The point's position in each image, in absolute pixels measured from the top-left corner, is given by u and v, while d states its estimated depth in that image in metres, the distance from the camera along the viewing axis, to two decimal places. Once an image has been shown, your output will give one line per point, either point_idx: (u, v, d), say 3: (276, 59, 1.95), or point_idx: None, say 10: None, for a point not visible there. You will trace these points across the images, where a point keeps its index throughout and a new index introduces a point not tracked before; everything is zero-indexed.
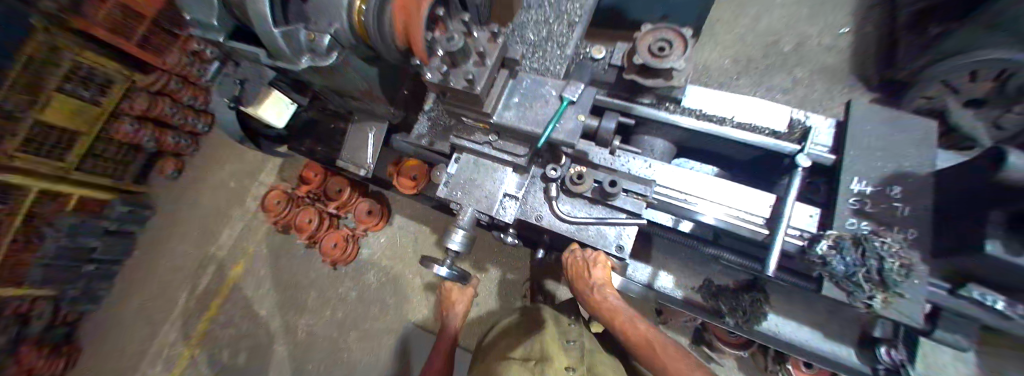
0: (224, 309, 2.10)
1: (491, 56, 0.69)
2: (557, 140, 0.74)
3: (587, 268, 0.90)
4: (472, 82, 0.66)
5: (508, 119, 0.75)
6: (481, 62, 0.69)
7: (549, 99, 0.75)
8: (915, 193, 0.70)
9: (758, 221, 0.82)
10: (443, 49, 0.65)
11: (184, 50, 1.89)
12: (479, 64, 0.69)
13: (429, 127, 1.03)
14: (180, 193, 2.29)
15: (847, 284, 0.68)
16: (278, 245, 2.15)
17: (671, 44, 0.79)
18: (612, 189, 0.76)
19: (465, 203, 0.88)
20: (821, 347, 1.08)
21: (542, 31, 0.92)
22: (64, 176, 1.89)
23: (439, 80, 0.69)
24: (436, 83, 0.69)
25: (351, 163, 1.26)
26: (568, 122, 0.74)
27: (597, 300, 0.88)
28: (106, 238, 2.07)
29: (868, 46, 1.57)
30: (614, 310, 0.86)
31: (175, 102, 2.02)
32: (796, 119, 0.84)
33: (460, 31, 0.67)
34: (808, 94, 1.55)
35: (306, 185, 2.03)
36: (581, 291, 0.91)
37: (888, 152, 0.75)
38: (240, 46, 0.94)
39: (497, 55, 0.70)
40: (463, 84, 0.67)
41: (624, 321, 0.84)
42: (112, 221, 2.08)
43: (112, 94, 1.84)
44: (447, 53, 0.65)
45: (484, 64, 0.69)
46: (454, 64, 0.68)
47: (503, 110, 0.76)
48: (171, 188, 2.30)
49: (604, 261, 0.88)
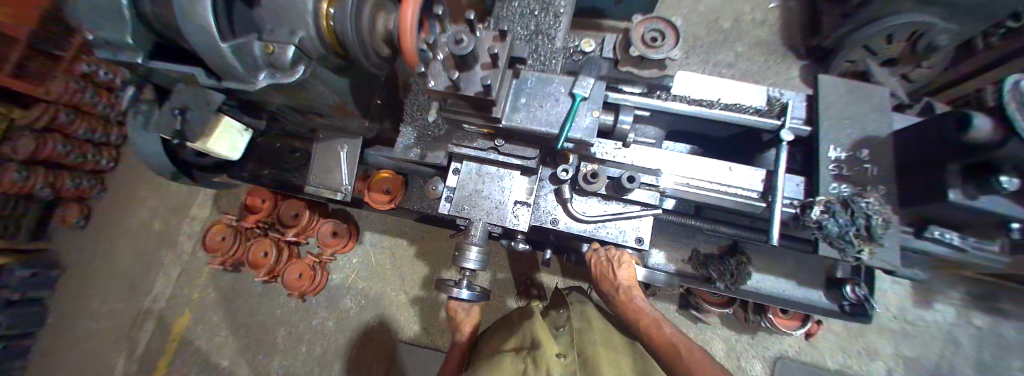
0: (174, 367, 1.81)
1: (501, 57, 0.65)
2: (575, 139, 0.75)
3: (610, 271, 0.96)
4: (489, 88, 0.62)
5: (519, 121, 0.73)
6: (490, 65, 0.65)
7: (558, 97, 0.75)
8: (880, 154, 0.81)
9: (754, 195, 0.88)
10: (452, 52, 0.60)
11: (70, 73, 1.56)
12: (488, 67, 0.66)
13: (415, 139, 0.95)
14: (91, 245, 1.89)
15: (839, 243, 0.76)
16: (231, 286, 1.88)
17: (662, 34, 0.82)
18: (631, 184, 0.79)
19: (474, 217, 0.84)
20: (795, 293, 1.19)
21: (529, 24, 0.86)
22: None
23: (445, 87, 0.65)
24: (442, 91, 0.65)
25: (323, 187, 1.14)
26: (584, 118, 0.76)
27: (623, 299, 0.95)
28: (8, 312, 1.66)
29: (791, 19, 1.75)
30: (638, 309, 0.93)
31: (67, 138, 1.66)
32: (774, 96, 0.91)
33: (464, 31, 0.61)
34: (749, 67, 1.70)
35: (252, 215, 1.75)
36: (608, 290, 0.98)
37: (855, 118, 0.85)
38: (165, 65, 0.78)
39: (507, 54, 0.67)
40: (477, 89, 0.64)
41: (650, 321, 0.89)
42: (9, 290, 1.67)
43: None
44: (456, 57, 0.60)
45: (495, 66, 0.65)
46: (462, 67, 0.64)
47: (512, 113, 0.74)
48: (76, 243, 1.89)
49: (628, 260, 0.95)
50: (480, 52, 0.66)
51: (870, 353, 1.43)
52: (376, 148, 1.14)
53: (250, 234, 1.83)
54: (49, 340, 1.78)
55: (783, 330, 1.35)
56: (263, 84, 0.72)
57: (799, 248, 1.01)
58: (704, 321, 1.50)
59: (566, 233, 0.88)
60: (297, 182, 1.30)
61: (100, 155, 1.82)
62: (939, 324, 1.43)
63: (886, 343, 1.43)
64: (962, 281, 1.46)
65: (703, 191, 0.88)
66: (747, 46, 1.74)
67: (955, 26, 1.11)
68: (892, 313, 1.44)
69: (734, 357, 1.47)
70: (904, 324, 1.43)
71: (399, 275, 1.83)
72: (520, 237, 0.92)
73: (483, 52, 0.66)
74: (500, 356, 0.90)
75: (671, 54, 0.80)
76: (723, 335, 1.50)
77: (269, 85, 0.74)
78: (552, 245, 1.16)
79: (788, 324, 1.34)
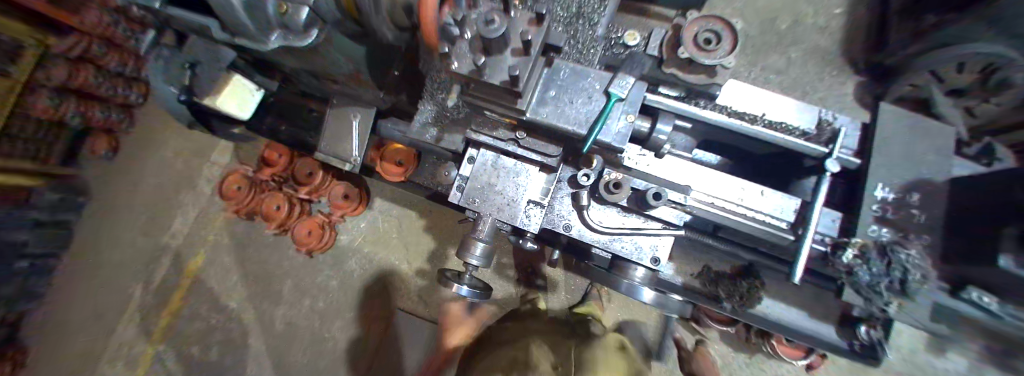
0: (187, 302, 1.92)
1: (535, 44, 0.59)
2: (602, 143, 0.69)
3: None
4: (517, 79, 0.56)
5: (544, 115, 0.67)
6: (522, 51, 0.58)
7: (592, 94, 0.68)
8: (931, 200, 0.74)
9: (782, 225, 0.80)
10: (480, 34, 0.53)
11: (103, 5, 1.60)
12: (519, 53, 0.59)
13: (434, 118, 0.88)
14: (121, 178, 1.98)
15: (867, 292, 0.71)
16: (243, 234, 1.95)
17: (717, 36, 0.75)
18: (657, 201, 0.73)
19: (484, 212, 0.80)
20: (806, 324, 1.13)
21: (570, 5, 0.76)
22: None
23: (468, 70, 0.59)
24: (465, 74, 0.59)
25: (335, 156, 1.11)
26: (618, 123, 0.70)
27: None
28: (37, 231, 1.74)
29: (854, 27, 1.59)
30: None
31: (100, 70, 1.68)
32: (826, 120, 0.82)
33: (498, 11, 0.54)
34: (800, 75, 1.56)
35: (269, 167, 1.79)
36: None
37: (912, 157, 0.77)
38: (181, 14, 0.75)
39: (541, 42, 0.60)
40: (504, 78, 0.58)
41: None
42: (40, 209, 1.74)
43: (24, 60, 1.51)
44: (484, 40, 0.53)
45: (526, 53, 0.58)
46: (489, 50, 0.58)
47: (539, 106, 0.67)
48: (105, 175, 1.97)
49: None
50: (512, 37, 0.59)
51: None
52: (391, 121, 1.08)
53: (264, 187, 1.87)
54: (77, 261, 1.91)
55: (784, 357, 1.30)
56: (274, 46, 0.71)
57: (818, 284, 0.98)
58: (702, 335, 1.47)
59: (578, 240, 0.84)
60: (310, 144, 1.29)
61: (130, 90, 1.83)
62: None
63: None
64: None
65: (732, 215, 0.80)
66: (802, 51, 1.59)
67: None
68: (897, 356, 1.39)
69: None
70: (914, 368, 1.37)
71: (404, 245, 1.85)
72: (529, 236, 0.88)
73: (516, 35, 0.59)
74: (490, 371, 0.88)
75: (726, 62, 0.73)
76: (720, 352, 1.46)
77: (279, 47, 0.72)
78: (563, 244, 1.09)
79: (793, 353, 1.28)
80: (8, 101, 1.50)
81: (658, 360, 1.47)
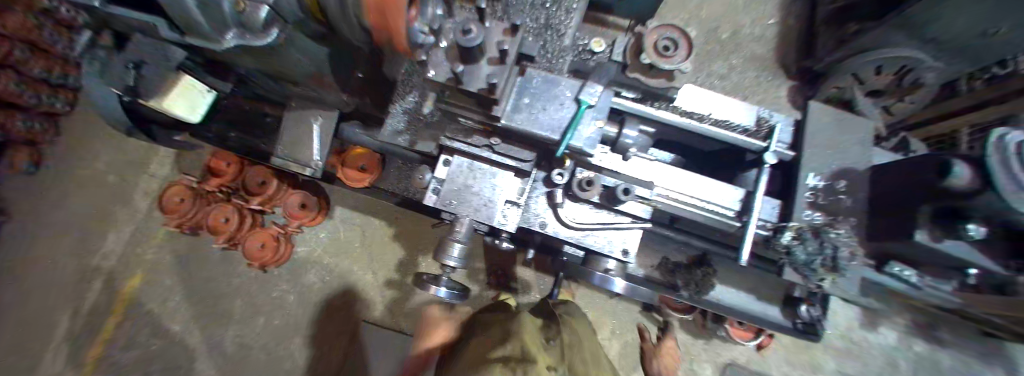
0: (119, 331, 1.71)
1: (512, 53, 0.56)
2: (575, 148, 0.66)
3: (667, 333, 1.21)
4: (493, 87, 0.54)
5: (520, 123, 0.64)
6: (498, 60, 0.57)
7: (564, 102, 0.65)
8: (855, 186, 0.85)
9: (730, 213, 0.87)
10: (458, 43, 0.51)
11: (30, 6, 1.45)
12: (496, 62, 0.57)
13: (407, 123, 0.83)
14: (42, 193, 1.77)
15: (804, 269, 0.80)
16: (186, 251, 1.78)
17: (676, 44, 0.78)
18: (625, 197, 0.73)
19: (462, 213, 0.79)
20: (756, 307, 1.25)
21: (539, 17, 0.77)
22: None
23: (445, 79, 0.58)
24: (442, 82, 0.58)
25: (292, 160, 1.04)
26: (589, 129, 0.67)
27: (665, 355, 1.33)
28: None
29: (785, 38, 1.82)
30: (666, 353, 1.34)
31: (21, 75, 1.50)
32: (763, 117, 0.91)
33: (474, 21, 0.53)
34: (740, 80, 1.78)
35: (217, 178, 1.67)
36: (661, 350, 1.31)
37: (837, 151, 0.87)
38: (124, 13, 0.70)
39: (516, 50, 0.58)
40: (481, 86, 0.56)
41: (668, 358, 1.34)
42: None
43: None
44: (463, 50, 0.52)
45: (502, 62, 0.57)
46: (466, 60, 0.56)
47: (513, 113, 0.64)
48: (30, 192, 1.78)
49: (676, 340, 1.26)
50: (488, 47, 0.58)
51: (814, 367, 1.53)
52: (351, 125, 1.11)
53: (212, 198, 1.73)
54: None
55: (738, 340, 1.40)
56: (230, 44, 0.67)
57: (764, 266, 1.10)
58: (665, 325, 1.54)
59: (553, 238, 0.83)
60: (264, 149, 1.22)
61: (57, 97, 1.67)
62: (879, 346, 1.53)
63: (827, 360, 1.53)
64: (909, 310, 1.56)
65: (695, 208, 0.87)
66: (742, 58, 1.81)
67: None
68: (837, 332, 1.54)
69: (688, 361, 1.53)
70: (848, 342, 1.53)
71: (368, 255, 1.79)
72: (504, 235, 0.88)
73: (492, 46, 0.57)
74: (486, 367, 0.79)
75: (683, 67, 0.76)
76: (682, 341, 1.54)
77: (236, 46, 0.68)
78: (538, 243, 1.08)
79: (745, 336, 1.39)
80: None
81: (626, 351, 1.54)
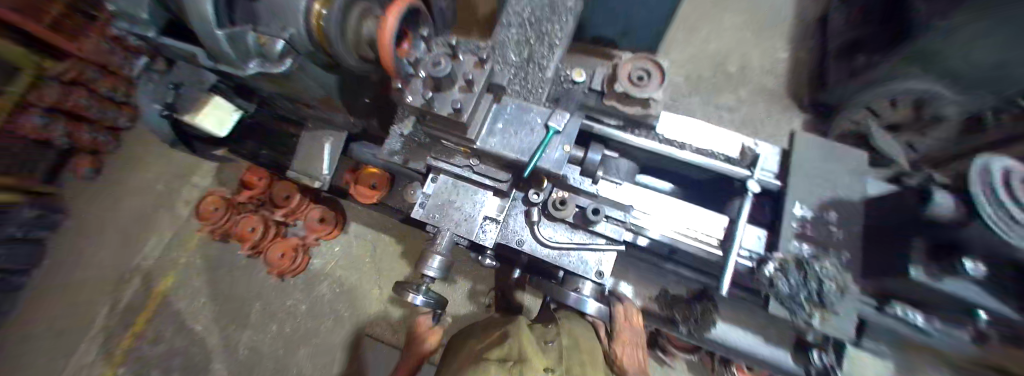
0: (150, 326, 1.90)
1: (478, 82, 0.65)
2: (542, 170, 0.70)
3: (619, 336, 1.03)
4: (459, 111, 0.62)
5: (491, 146, 0.70)
6: (467, 88, 0.64)
7: (534, 126, 0.71)
8: (847, 219, 0.82)
9: (713, 242, 0.86)
10: (428, 73, 0.61)
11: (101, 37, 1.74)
12: (464, 90, 0.65)
13: (403, 145, 0.90)
14: None
15: (790, 303, 0.77)
16: (213, 257, 1.97)
17: (649, 73, 0.82)
18: (595, 217, 0.77)
19: (443, 227, 0.83)
20: (762, 350, 1.12)
21: (524, 52, 0.88)
22: None
23: (421, 104, 0.64)
24: (418, 107, 0.64)
25: (305, 174, 1.15)
26: (554, 151, 0.71)
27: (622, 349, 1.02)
28: None
29: (797, 71, 1.82)
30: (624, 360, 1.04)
31: (91, 93, 1.74)
32: (748, 146, 0.90)
33: (444, 55, 0.62)
34: (752, 113, 1.76)
35: (247, 190, 1.84)
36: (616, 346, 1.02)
37: (826, 181, 0.86)
38: (176, 44, 0.87)
39: (484, 80, 0.66)
40: (449, 111, 0.63)
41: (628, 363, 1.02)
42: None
43: (17, 83, 1.57)
44: (433, 78, 0.61)
45: (470, 90, 0.64)
46: (438, 87, 0.63)
47: (487, 137, 0.70)
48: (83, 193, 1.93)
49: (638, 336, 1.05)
50: (457, 77, 0.65)
51: None
52: (365, 145, 1.21)
53: (241, 208, 1.89)
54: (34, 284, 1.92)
55: None
56: (251, 71, 0.79)
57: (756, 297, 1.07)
58: (669, 364, 1.44)
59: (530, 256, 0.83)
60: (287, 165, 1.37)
61: (119, 114, 1.91)
62: None
63: None
64: None
65: (681, 237, 0.85)
66: (752, 91, 1.81)
67: (964, 99, 1.06)
68: None
69: None
70: None
71: (377, 269, 1.87)
72: (488, 252, 0.88)
73: (460, 75, 0.65)
74: (481, 364, 0.84)
75: (655, 95, 0.80)
76: None
77: (256, 73, 0.80)
78: (524, 263, 1.07)
79: None
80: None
81: None
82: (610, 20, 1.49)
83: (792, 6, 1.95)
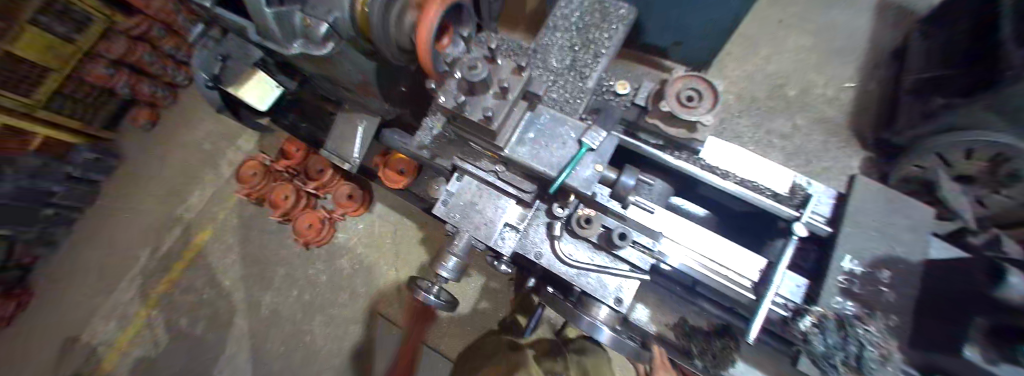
0: (185, 274, 2.07)
1: (514, 90, 0.61)
2: (569, 187, 0.67)
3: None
4: (489, 118, 0.59)
5: (521, 156, 0.67)
6: (501, 95, 0.61)
7: (566, 140, 0.67)
8: (901, 279, 0.74)
9: (745, 283, 0.80)
10: (464, 76, 0.58)
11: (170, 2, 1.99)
12: (498, 97, 0.62)
13: (433, 138, 0.89)
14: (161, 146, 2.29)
15: (825, 364, 0.71)
16: (248, 218, 2.08)
17: (700, 94, 0.75)
18: (620, 242, 0.71)
19: (462, 228, 0.82)
20: None
21: (566, 58, 0.84)
22: (29, 113, 1.86)
23: (451, 105, 0.61)
24: (450, 108, 0.60)
25: (337, 155, 1.18)
26: (584, 169, 0.67)
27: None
28: (68, 185, 2.12)
29: (863, 104, 1.68)
30: None
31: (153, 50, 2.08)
32: (798, 184, 0.82)
33: (483, 59, 0.60)
34: (804, 143, 1.64)
35: (286, 159, 1.94)
36: None
37: (886, 234, 0.77)
38: (226, 14, 0.89)
39: (520, 89, 0.62)
40: (480, 117, 0.60)
41: None
42: (75, 167, 2.12)
43: (89, 32, 1.81)
44: (468, 82, 0.58)
45: (505, 97, 0.61)
46: (473, 91, 0.61)
47: (517, 146, 0.67)
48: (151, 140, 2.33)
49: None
50: (493, 81, 0.62)
51: None
52: (393, 130, 1.16)
53: (278, 176, 1.98)
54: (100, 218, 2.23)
55: None
56: (294, 51, 0.81)
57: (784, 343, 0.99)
58: None
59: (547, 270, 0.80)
60: None
61: (176, 72, 2.24)
62: None
63: None
64: None
65: (713, 275, 0.79)
66: (809, 119, 1.69)
67: None
68: None
69: None
70: None
71: (395, 252, 1.91)
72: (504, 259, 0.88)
73: (496, 80, 0.62)
74: None
75: (704, 120, 0.72)
76: None
77: (299, 53, 0.82)
78: (540, 272, 1.04)
79: None
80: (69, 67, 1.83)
81: None
82: (664, 28, 1.42)
83: (867, 31, 1.79)
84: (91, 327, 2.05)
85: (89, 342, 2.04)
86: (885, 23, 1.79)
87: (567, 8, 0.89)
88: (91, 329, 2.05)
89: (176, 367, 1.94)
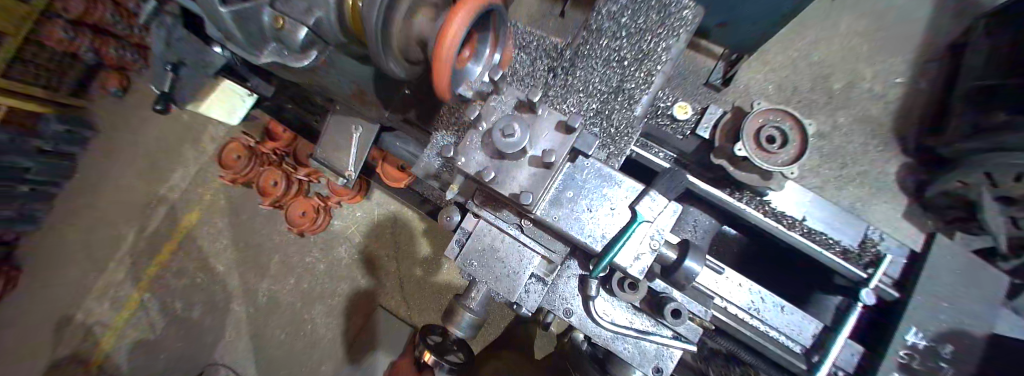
0: (176, 257, 1.98)
1: (559, 155, 0.47)
2: (615, 264, 0.54)
3: None
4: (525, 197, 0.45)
5: (557, 221, 0.53)
6: (541, 162, 0.47)
7: (616, 206, 0.53)
8: (962, 356, 0.65)
9: (796, 349, 0.72)
10: (495, 141, 0.44)
11: None
12: (537, 162, 0.48)
13: (442, 165, 0.74)
14: (134, 117, 2.08)
15: None
16: (237, 201, 1.95)
17: (780, 136, 0.65)
18: (675, 321, 0.62)
19: (480, 278, 0.69)
20: None
21: (613, 79, 0.66)
22: None
23: (478, 167, 0.49)
24: (472, 174, 0.48)
25: (330, 166, 1.04)
26: (636, 244, 0.53)
27: None
28: (43, 160, 1.92)
29: (912, 101, 1.47)
30: None
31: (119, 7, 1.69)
32: (871, 237, 0.74)
33: (519, 117, 0.44)
34: (843, 145, 1.44)
35: (272, 141, 1.71)
36: None
37: (957, 305, 0.67)
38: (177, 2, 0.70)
39: (566, 152, 0.48)
40: (513, 191, 0.47)
41: None
42: (45, 140, 1.92)
43: None
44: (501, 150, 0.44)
45: (547, 165, 0.47)
46: (504, 156, 0.48)
47: (550, 209, 0.53)
48: (127, 110, 2.10)
49: None
50: (533, 143, 0.48)
51: None
52: (395, 135, 1.03)
53: (264, 158, 1.81)
54: (76, 195, 2.08)
55: None
56: (269, 60, 0.65)
57: None
58: None
59: (580, 329, 0.71)
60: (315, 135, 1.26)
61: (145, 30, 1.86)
62: None
63: None
64: None
65: (761, 340, 0.71)
66: (849, 120, 1.49)
67: None
68: None
69: None
70: None
71: (396, 244, 1.82)
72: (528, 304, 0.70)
73: (535, 141, 0.48)
74: None
75: (789, 171, 0.62)
76: None
77: (274, 61, 0.66)
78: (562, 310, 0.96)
79: None
80: (23, 29, 1.54)
81: None
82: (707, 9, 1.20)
83: (935, 13, 1.55)
84: (84, 308, 1.99)
85: (83, 322, 1.99)
86: (954, 4, 1.55)
87: (616, 2, 0.64)
88: (84, 310, 2.00)
89: (176, 348, 1.92)
